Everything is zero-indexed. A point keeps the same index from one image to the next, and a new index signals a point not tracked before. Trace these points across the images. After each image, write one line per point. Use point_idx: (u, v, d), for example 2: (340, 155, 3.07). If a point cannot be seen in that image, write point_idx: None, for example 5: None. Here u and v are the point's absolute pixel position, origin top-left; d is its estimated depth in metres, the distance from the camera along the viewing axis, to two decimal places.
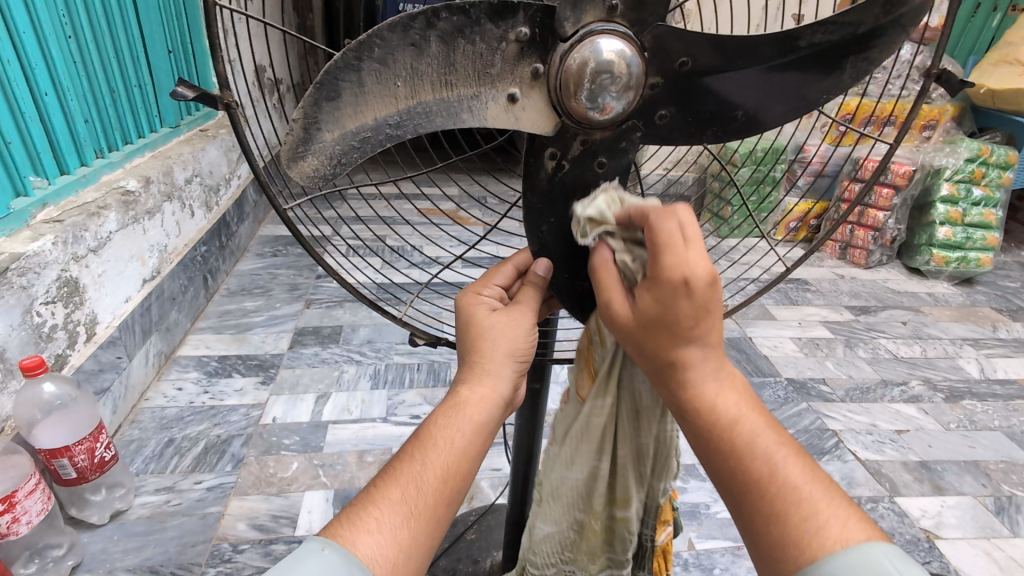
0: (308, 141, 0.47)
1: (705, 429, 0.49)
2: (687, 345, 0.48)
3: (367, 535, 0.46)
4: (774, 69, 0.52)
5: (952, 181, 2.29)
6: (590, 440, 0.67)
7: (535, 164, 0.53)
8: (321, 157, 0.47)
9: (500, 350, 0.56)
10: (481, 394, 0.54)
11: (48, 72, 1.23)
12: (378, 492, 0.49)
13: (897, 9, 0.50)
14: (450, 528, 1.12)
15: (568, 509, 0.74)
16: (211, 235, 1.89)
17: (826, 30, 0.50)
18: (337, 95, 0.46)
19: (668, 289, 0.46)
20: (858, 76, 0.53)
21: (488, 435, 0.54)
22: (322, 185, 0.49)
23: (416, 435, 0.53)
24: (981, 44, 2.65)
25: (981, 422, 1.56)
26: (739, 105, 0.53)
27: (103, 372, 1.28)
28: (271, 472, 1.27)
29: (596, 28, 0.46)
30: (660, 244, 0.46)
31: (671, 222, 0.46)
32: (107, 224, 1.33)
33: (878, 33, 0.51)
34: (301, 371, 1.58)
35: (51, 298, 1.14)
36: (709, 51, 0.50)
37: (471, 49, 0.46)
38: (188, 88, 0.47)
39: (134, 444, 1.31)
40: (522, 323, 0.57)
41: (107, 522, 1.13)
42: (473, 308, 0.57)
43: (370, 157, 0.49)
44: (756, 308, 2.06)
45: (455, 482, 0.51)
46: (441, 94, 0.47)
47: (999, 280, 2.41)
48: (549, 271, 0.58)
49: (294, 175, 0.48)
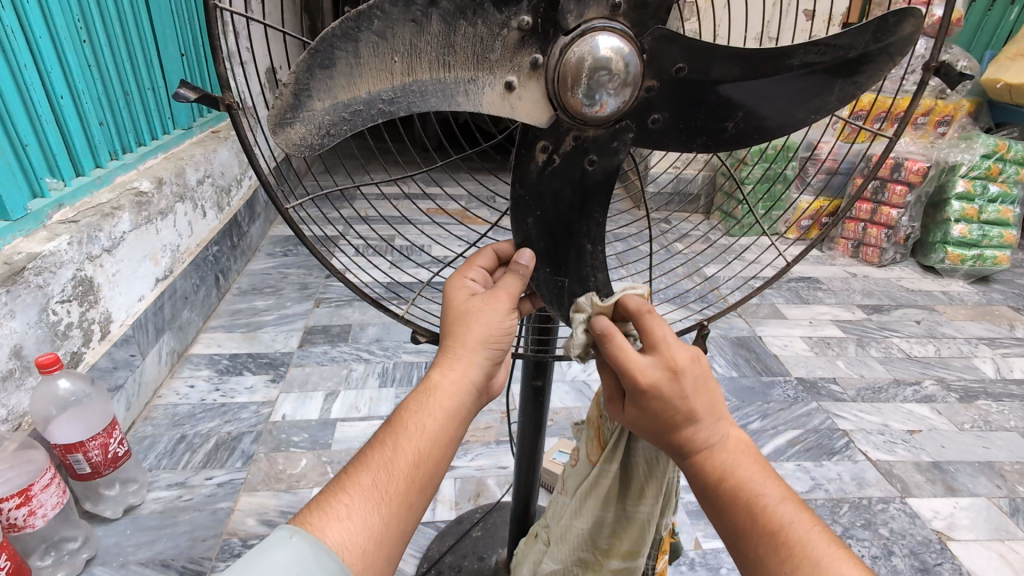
0: (297, 108, 0.47)
1: (699, 492, 0.54)
2: (671, 423, 0.53)
3: (336, 522, 0.47)
4: (769, 82, 0.53)
5: (967, 178, 2.26)
6: (596, 496, 0.73)
7: (526, 155, 0.53)
8: (309, 126, 0.48)
9: (475, 336, 0.56)
10: (453, 377, 0.54)
11: (64, 76, 1.26)
12: (349, 478, 0.50)
13: (887, 38, 0.51)
14: (455, 525, 1.13)
15: (572, 552, 0.80)
16: (223, 235, 1.91)
17: (818, 52, 0.52)
18: (331, 63, 0.46)
19: (638, 396, 0.53)
20: (844, 99, 0.55)
21: (461, 420, 0.54)
22: (307, 154, 0.49)
23: (389, 420, 0.53)
24: (998, 38, 2.60)
25: (997, 423, 1.53)
26: (731, 116, 0.54)
27: (117, 369, 1.30)
28: (281, 468, 1.29)
29: (598, 24, 0.46)
30: (613, 358, 0.54)
31: (617, 340, 0.53)
32: (121, 224, 1.36)
33: (867, 60, 0.53)
34: (311, 369, 1.60)
35: (67, 297, 1.17)
36: (707, 63, 0.51)
37: (472, 31, 0.46)
38: (190, 89, 0.48)
39: (147, 440, 1.33)
40: (499, 308, 0.56)
41: (121, 516, 1.15)
42: (454, 293, 0.58)
43: (358, 131, 0.49)
44: (766, 306, 2.04)
45: (428, 469, 0.51)
46: (438, 74, 0.48)
47: (1017, 278, 2.36)
48: (532, 262, 0.58)
49: (278, 141, 0.48)
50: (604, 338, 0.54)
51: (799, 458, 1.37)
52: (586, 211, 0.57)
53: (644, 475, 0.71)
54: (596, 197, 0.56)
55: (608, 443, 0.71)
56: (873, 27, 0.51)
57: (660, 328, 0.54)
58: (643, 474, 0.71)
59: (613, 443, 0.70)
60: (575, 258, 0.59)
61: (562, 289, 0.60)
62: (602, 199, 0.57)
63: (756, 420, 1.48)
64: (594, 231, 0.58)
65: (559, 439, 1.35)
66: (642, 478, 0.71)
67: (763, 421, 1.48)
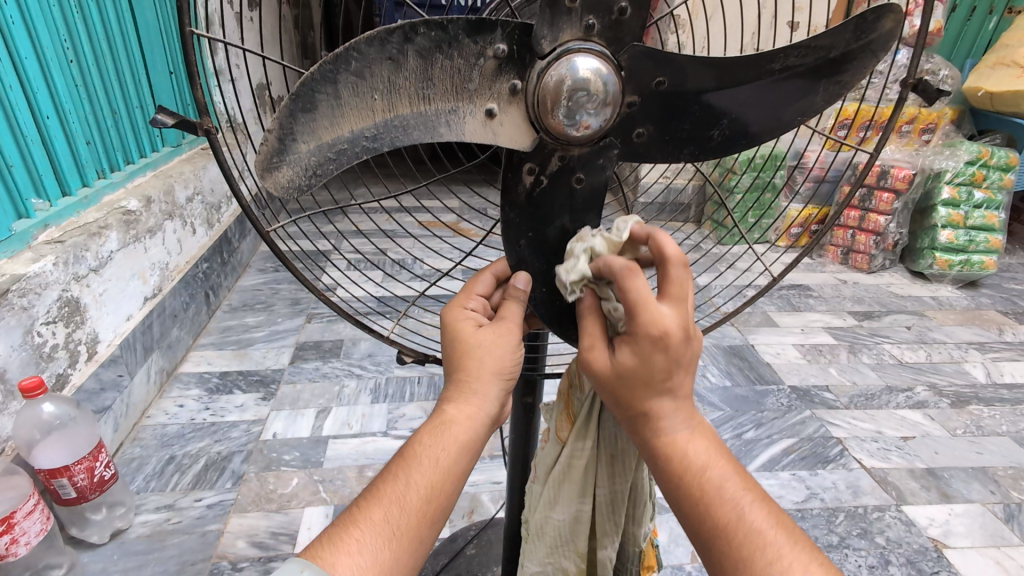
0: (283, 152, 0.47)
1: (673, 475, 0.53)
2: (656, 392, 0.53)
3: (348, 555, 0.47)
4: (752, 87, 0.53)
5: (952, 184, 2.28)
6: (572, 480, 0.71)
7: (513, 179, 0.54)
8: (296, 168, 0.47)
9: (488, 368, 0.56)
10: (467, 412, 0.54)
11: (50, 95, 1.25)
12: (360, 512, 0.50)
13: (867, 35, 0.52)
14: (449, 543, 1.11)
15: (552, 552, 0.75)
16: (213, 252, 1.90)
17: (798, 53, 0.52)
18: (313, 106, 0.46)
19: (644, 343, 0.50)
20: (829, 99, 0.55)
21: (474, 452, 0.54)
22: (296, 195, 0.49)
23: (401, 453, 0.54)
24: (977, 47, 2.65)
25: (989, 427, 1.54)
26: (716, 125, 0.55)
27: (104, 391, 1.28)
28: (271, 488, 1.27)
29: (573, 47, 0.47)
30: (632, 296, 0.50)
31: (638, 277, 0.50)
32: (108, 243, 1.35)
33: (850, 58, 0.53)
34: (302, 387, 1.58)
35: (52, 318, 1.16)
36: (685, 74, 0.51)
37: (449, 64, 0.47)
38: (168, 114, 0.48)
39: (135, 462, 1.31)
40: (508, 341, 0.56)
41: (107, 541, 1.13)
42: (458, 322, 0.57)
43: (346, 168, 0.49)
44: (757, 315, 2.05)
45: (440, 502, 0.52)
46: (418, 108, 0.48)
47: (1004, 282, 2.39)
48: (529, 284, 0.57)
49: (266, 183, 0.48)
50: (627, 272, 0.50)
51: (794, 467, 1.37)
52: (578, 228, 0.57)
53: (613, 451, 0.70)
54: (586, 215, 0.56)
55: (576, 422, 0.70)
56: (852, 25, 0.51)
57: (680, 276, 0.52)
58: (613, 451, 0.70)
59: (582, 419, 0.69)
60: None
61: (561, 306, 0.59)
62: (595, 213, 0.56)
63: (750, 429, 1.48)
64: None
65: None
66: (611, 455, 0.70)
67: (757, 431, 1.48)
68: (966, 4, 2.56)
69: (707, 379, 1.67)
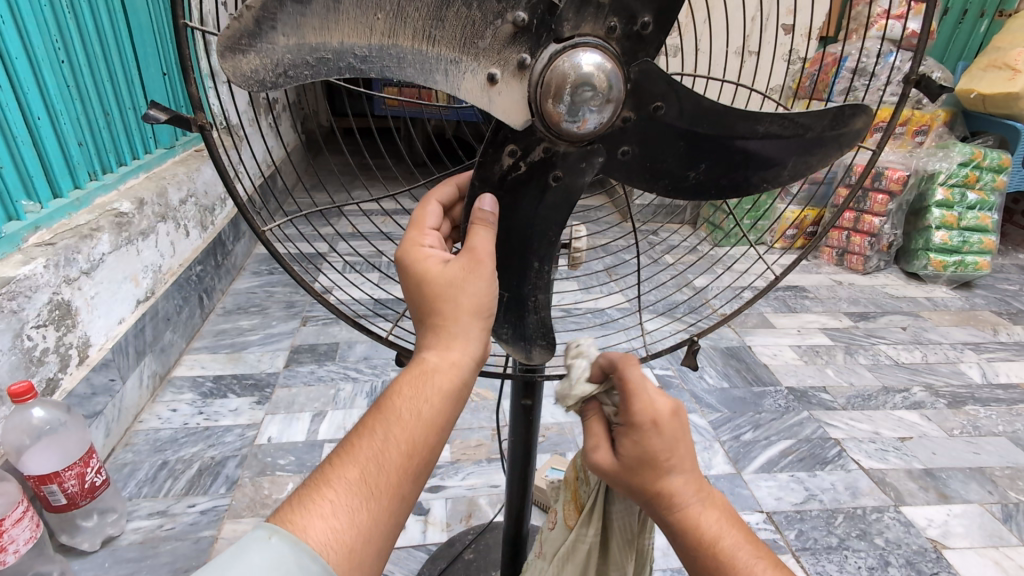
0: (256, 37, 0.44)
1: (690, 549, 0.53)
2: (660, 469, 0.53)
3: (321, 519, 0.45)
4: (737, 141, 0.56)
5: (946, 186, 2.29)
6: (575, 565, 0.71)
7: (492, 155, 0.53)
8: (265, 59, 0.44)
9: (465, 309, 0.52)
10: (450, 359, 0.51)
11: (41, 95, 1.23)
12: (334, 471, 0.47)
13: (841, 127, 0.57)
14: (448, 547, 1.10)
15: None
16: (206, 254, 1.88)
17: (782, 124, 0.56)
18: (308, 2, 0.44)
19: (640, 430, 0.53)
20: (794, 176, 0.60)
21: (458, 400, 0.52)
22: (254, 89, 0.46)
23: (379, 406, 0.50)
24: (970, 50, 2.67)
25: (986, 427, 1.54)
26: (694, 167, 0.57)
27: (95, 396, 1.26)
28: (266, 493, 1.25)
29: (588, 41, 0.48)
30: (626, 386, 0.54)
31: (632, 370, 0.54)
32: (100, 245, 1.33)
33: (822, 143, 0.58)
34: (298, 390, 1.57)
35: (42, 321, 1.14)
36: (682, 108, 0.53)
37: (464, 12, 0.46)
38: (162, 110, 0.47)
39: (127, 467, 1.29)
40: (482, 275, 0.52)
41: (99, 548, 1.11)
42: (422, 261, 0.54)
43: (316, 80, 0.47)
44: (754, 316, 2.05)
45: (423, 456, 0.49)
46: (418, 44, 0.47)
47: (998, 283, 2.40)
48: (494, 207, 0.54)
49: (225, 65, 0.44)
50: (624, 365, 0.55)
51: (793, 468, 1.37)
52: (542, 222, 0.58)
53: (620, 542, 0.69)
54: (553, 215, 0.57)
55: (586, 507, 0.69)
56: (832, 115, 0.56)
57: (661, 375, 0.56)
58: (619, 541, 0.69)
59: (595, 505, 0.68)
60: (517, 270, 0.60)
61: (500, 298, 0.61)
62: (561, 216, 0.57)
63: (749, 430, 1.48)
64: (546, 244, 0.59)
65: (551, 456, 1.33)
66: (618, 545, 0.70)
67: (755, 432, 1.48)
68: (959, 7, 2.58)
69: (705, 380, 1.67)
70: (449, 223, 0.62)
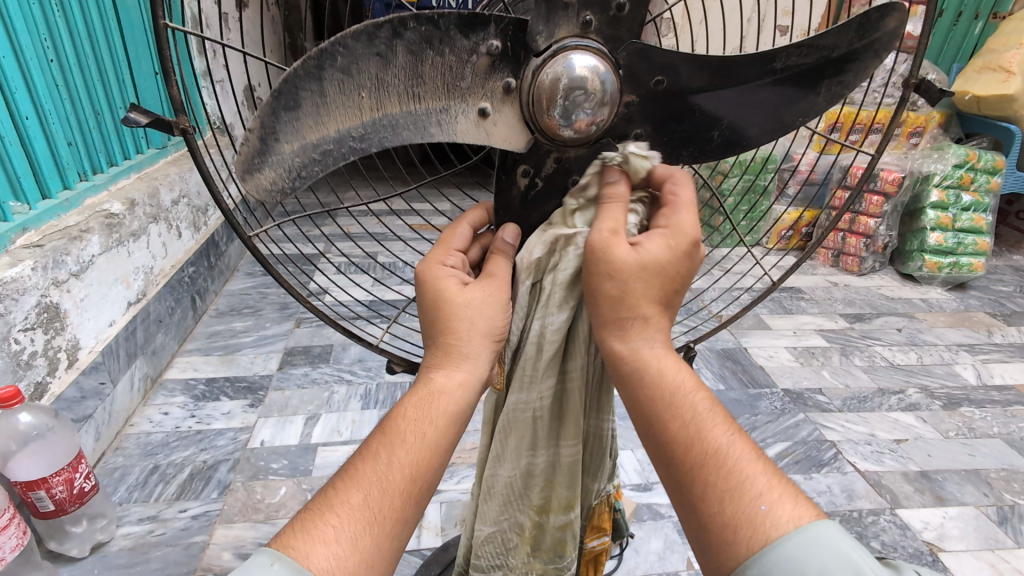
0: (265, 152, 0.46)
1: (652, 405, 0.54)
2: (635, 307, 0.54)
3: (323, 545, 0.45)
4: (751, 88, 0.55)
5: (941, 187, 2.29)
6: (520, 436, 0.70)
7: (508, 180, 0.56)
8: (279, 169, 0.47)
9: (478, 331, 0.56)
10: (456, 380, 0.55)
11: (29, 95, 1.22)
12: (337, 496, 0.48)
13: (871, 34, 0.53)
14: (442, 552, 1.08)
15: (504, 506, 0.76)
16: (199, 255, 1.87)
17: (801, 54, 0.54)
18: (297, 104, 0.46)
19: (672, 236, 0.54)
20: (831, 100, 0.56)
21: (461, 423, 0.55)
22: (279, 198, 0.49)
23: (381, 429, 0.52)
24: (963, 53, 2.69)
25: (981, 429, 1.55)
26: (715, 127, 0.56)
27: (85, 399, 1.25)
28: (258, 498, 1.24)
29: (569, 43, 0.48)
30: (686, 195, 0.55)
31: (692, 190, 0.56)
32: (90, 247, 1.31)
33: (852, 58, 0.54)
34: (291, 394, 1.55)
35: (30, 325, 1.12)
36: (686, 76, 0.53)
37: (440, 60, 0.48)
38: (141, 114, 0.47)
39: (118, 471, 1.27)
40: (497, 298, 0.57)
41: (88, 555, 1.09)
42: (442, 282, 0.56)
43: (332, 170, 0.49)
44: (750, 317, 2.05)
45: (425, 478, 0.51)
46: (408, 106, 0.49)
47: (991, 284, 2.41)
48: (516, 237, 0.58)
49: (246, 186, 0.47)
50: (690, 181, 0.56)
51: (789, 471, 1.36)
52: None
53: (575, 409, 0.67)
54: None
55: (534, 368, 0.64)
56: (856, 24, 0.52)
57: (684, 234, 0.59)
58: (575, 408, 0.67)
59: (539, 368, 0.64)
60: None
61: None
62: None
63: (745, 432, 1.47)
64: None
65: None
66: (573, 413, 0.67)
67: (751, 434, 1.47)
68: (953, 10, 2.60)
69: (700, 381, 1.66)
70: (479, 249, 0.62)
